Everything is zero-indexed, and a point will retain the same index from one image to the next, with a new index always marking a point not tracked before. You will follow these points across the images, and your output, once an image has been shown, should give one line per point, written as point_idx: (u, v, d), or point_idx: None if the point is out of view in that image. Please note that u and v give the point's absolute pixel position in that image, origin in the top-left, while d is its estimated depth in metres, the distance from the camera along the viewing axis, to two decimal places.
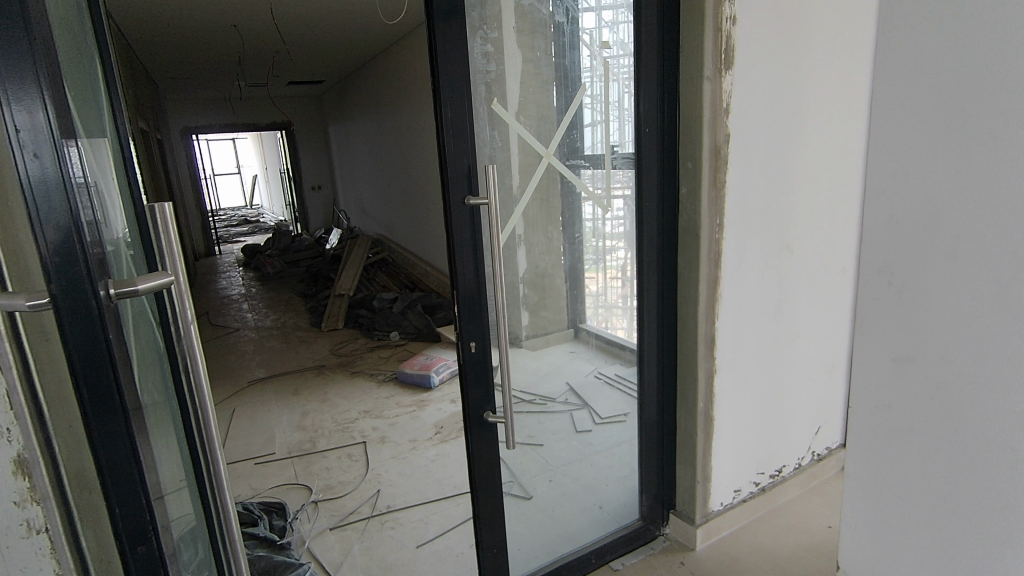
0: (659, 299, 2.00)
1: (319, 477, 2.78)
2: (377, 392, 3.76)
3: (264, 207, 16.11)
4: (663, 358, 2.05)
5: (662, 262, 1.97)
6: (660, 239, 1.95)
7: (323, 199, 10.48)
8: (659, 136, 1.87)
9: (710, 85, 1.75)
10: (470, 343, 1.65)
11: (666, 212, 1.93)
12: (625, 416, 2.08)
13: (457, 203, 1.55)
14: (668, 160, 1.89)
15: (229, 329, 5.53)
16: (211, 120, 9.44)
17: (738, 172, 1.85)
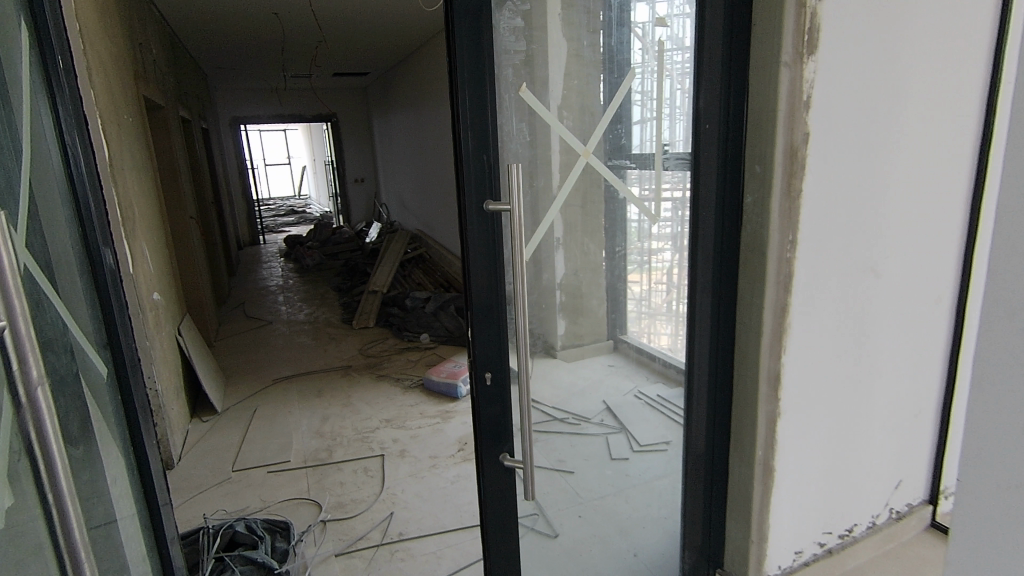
0: (715, 325, 1.68)
1: (331, 493, 2.60)
2: (402, 398, 3.58)
3: (311, 198, 16.33)
4: (718, 392, 1.74)
5: (721, 282, 1.64)
6: (718, 255, 1.62)
7: (365, 192, 10.45)
8: (723, 135, 1.51)
9: (787, 73, 1.38)
10: (485, 374, 1.41)
11: (727, 224, 1.59)
12: (666, 444, 1.83)
13: (474, 210, 1.32)
14: (732, 162, 1.54)
15: (263, 320, 5.47)
16: (259, 111, 9.53)
17: (819, 180, 1.48)
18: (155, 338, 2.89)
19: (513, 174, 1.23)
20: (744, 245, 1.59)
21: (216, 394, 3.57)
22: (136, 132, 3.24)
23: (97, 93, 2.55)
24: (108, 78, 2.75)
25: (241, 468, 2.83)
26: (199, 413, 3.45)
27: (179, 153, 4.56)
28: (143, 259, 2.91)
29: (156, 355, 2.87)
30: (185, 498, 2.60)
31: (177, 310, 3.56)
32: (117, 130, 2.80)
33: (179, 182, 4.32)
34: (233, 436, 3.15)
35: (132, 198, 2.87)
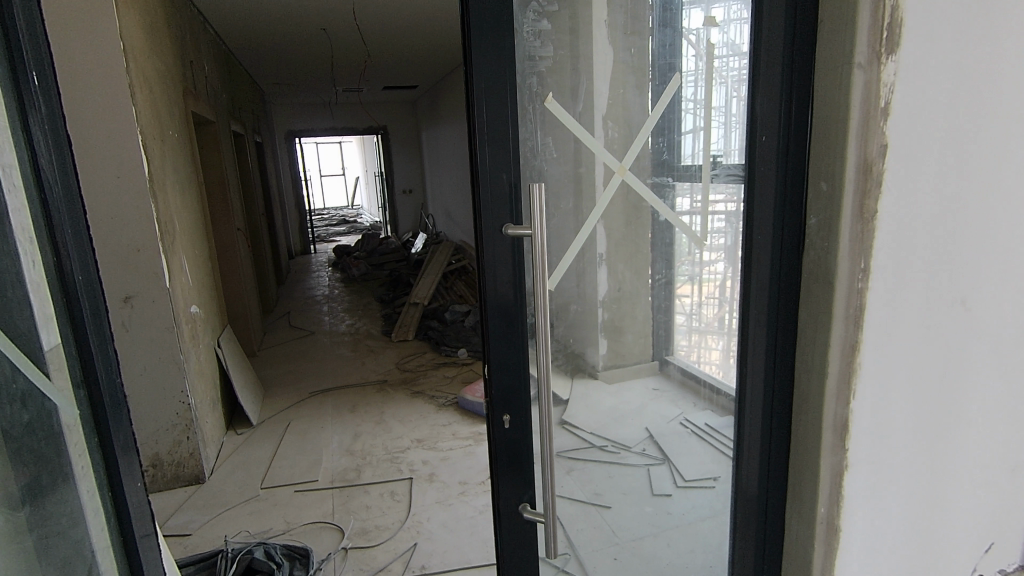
0: (770, 379, 1.34)
1: (356, 517, 2.50)
2: (435, 417, 3.46)
3: (362, 208, 16.68)
4: (774, 461, 1.39)
5: (776, 330, 1.31)
6: (773, 296, 1.29)
7: (413, 203, 10.54)
8: (778, 141, 1.21)
9: (861, 75, 1.07)
10: (503, 417, 1.27)
11: (786, 258, 1.26)
12: (715, 482, 1.53)
13: (491, 234, 1.20)
14: (791, 179, 1.22)
15: (306, 331, 5.52)
16: (313, 124, 9.79)
17: (898, 197, 1.12)
18: (191, 351, 2.90)
19: (534, 195, 1.10)
20: (809, 279, 1.25)
21: (252, 407, 3.57)
22: (183, 148, 3.29)
23: (141, 111, 2.59)
24: (154, 96, 2.80)
25: (269, 486, 2.79)
26: (235, 425, 3.45)
27: (229, 167, 4.66)
28: (182, 273, 2.93)
29: (191, 367, 2.88)
30: (212, 515, 2.57)
31: (218, 322, 3.60)
32: (161, 146, 2.84)
33: (228, 195, 4.41)
34: (264, 451, 3.13)
35: (173, 213, 2.90)
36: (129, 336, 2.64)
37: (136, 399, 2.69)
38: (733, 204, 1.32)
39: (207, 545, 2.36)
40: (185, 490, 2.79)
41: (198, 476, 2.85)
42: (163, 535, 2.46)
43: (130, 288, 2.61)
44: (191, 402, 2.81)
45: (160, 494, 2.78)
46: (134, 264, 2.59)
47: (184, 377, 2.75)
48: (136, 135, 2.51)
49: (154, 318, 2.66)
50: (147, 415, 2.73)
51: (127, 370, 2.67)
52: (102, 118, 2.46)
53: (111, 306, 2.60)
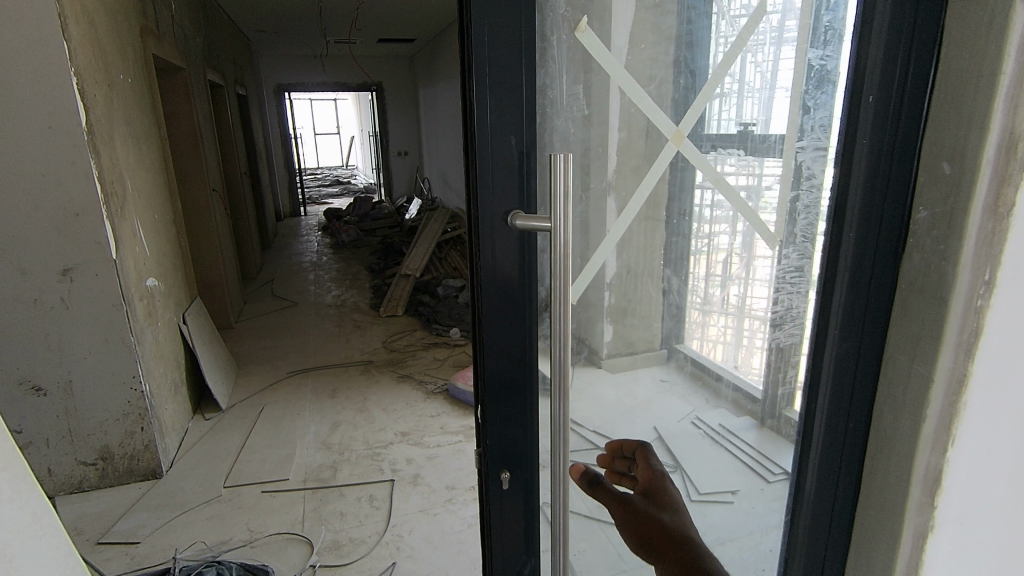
0: (823, 499, 0.73)
1: (327, 528, 2.22)
2: (423, 407, 3.16)
3: (357, 169, 16.09)
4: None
5: (844, 430, 0.69)
6: (843, 372, 0.67)
7: (409, 165, 10.04)
8: (871, 74, 0.59)
9: None
10: (501, 474, 0.97)
11: (875, 306, 0.63)
12: (733, 496, 0.92)
13: (488, 227, 0.84)
14: (885, 147, 0.59)
15: (289, 301, 5.17)
16: (304, 78, 9.22)
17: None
18: (147, 331, 2.56)
19: (553, 168, 0.71)
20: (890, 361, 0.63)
21: (221, 389, 3.26)
22: (138, 96, 2.87)
23: (77, 49, 2.18)
24: (97, 33, 2.38)
25: (233, 485, 2.49)
26: (202, 409, 3.14)
27: (203, 121, 4.23)
28: (135, 241, 2.57)
29: (147, 350, 2.55)
30: (166, 519, 2.29)
31: (185, 296, 3.25)
32: (106, 93, 2.44)
33: (201, 152, 4.00)
34: (232, 441, 2.83)
35: (122, 172, 2.51)
36: (70, 314, 2.30)
37: (81, 385, 2.37)
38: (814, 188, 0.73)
39: (157, 558, 2.08)
40: (140, 487, 2.50)
41: (154, 471, 2.55)
42: (105, 541, 2.18)
43: (68, 259, 2.25)
44: (146, 389, 2.49)
45: (112, 490, 2.49)
46: (73, 233, 2.23)
47: (137, 362, 2.42)
48: (71, 79, 2.12)
49: (99, 295, 2.31)
50: (94, 403, 2.41)
51: (70, 354, 2.34)
52: (26, 58, 2.06)
53: (48, 279, 2.25)
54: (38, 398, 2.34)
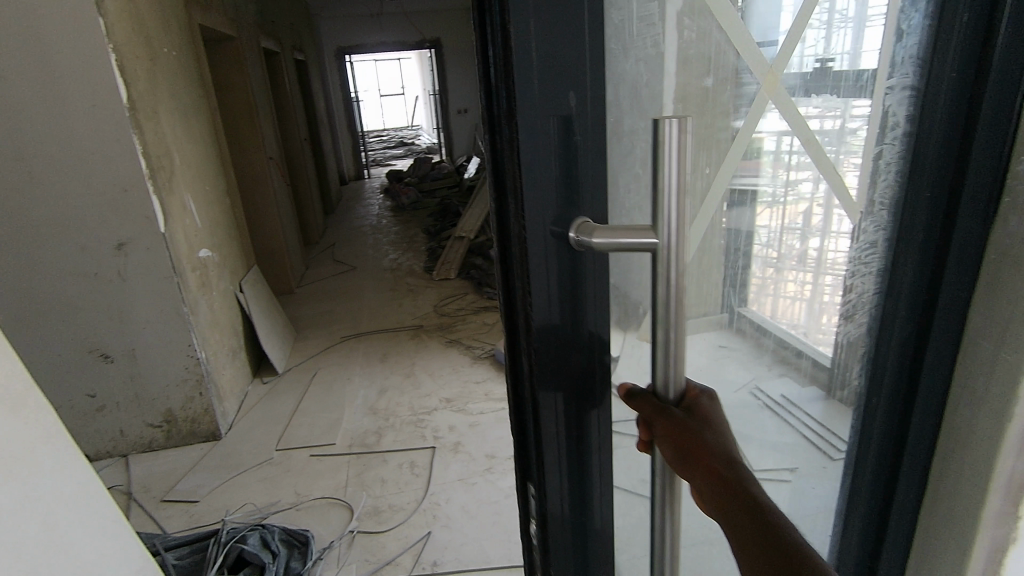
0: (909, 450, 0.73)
1: (369, 493, 2.26)
2: (469, 373, 3.13)
3: (421, 129, 16.02)
4: (894, 524, 0.77)
5: (925, 389, 0.69)
6: (922, 330, 0.69)
7: (469, 124, 9.84)
8: (951, 51, 0.59)
9: None
10: None
11: (961, 272, 0.63)
12: (790, 474, 0.83)
13: (541, 250, 0.50)
14: (954, 114, 0.60)
15: (348, 266, 5.25)
16: (362, 38, 9.13)
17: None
18: (201, 301, 2.66)
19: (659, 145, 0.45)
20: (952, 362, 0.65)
21: (279, 353, 3.38)
22: (183, 69, 2.90)
23: (114, 24, 2.19)
24: (135, 7, 2.40)
25: (285, 448, 2.59)
26: (261, 372, 3.28)
27: (257, 89, 4.30)
28: (186, 214, 2.64)
29: (202, 319, 2.65)
30: (223, 479, 2.41)
31: (240, 264, 3.36)
32: (148, 67, 2.47)
33: (256, 122, 4.07)
34: (286, 405, 2.93)
35: (169, 146, 2.57)
36: (128, 287, 2.41)
37: (143, 352, 2.51)
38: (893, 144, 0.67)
39: (213, 517, 2.21)
40: (202, 447, 2.65)
41: (214, 432, 2.69)
42: (168, 499, 2.33)
43: (122, 234, 2.34)
44: (202, 356, 2.60)
45: (178, 449, 2.66)
46: (124, 208, 2.32)
47: (191, 330, 2.52)
48: (108, 57, 2.16)
49: (152, 267, 2.41)
50: (155, 370, 2.55)
51: (131, 323, 2.46)
52: (66, 39, 2.11)
53: (105, 254, 2.36)
54: (106, 364, 2.50)
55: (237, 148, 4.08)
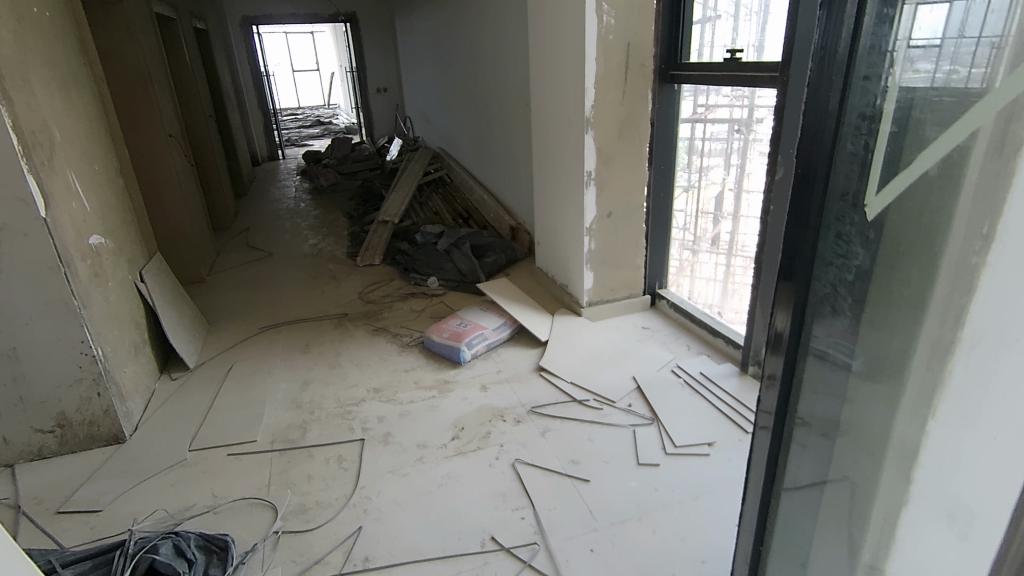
0: (811, 380, 0.88)
1: (295, 491, 2.17)
2: (396, 361, 3.06)
3: (339, 108, 15.31)
4: (807, 442, 0.94)
5: (794, 310, 0.83)
6: (796, 262, 0.81)
7: (389, 103, 9.51)
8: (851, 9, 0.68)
9: (843, 174, 0.75)
10: None
11: (794, 208, 0.79)
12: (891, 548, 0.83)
13: None
14: (830, 68, 0.71)
15: (264, 252, 4.96)
16: (271, 8, 8.55)
17: (826, 296, 0.82)
18: (94, 292, 2.41)
19: None
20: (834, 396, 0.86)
21: (188, 347, 3.14)
22: (59, 33, 2.59)
23: None
24: None
25: (200, 447, 2.42)
26: (169, 368, 3.04)
27: (150, 57, 3.91)
28: (71, 195, 2.38)
29: (96, 312, 2.41)
30: (129, 486, 2.22)
31: (140, 252, 3.08)
32: (15, 29, 2.18)
33: (150, 95, 3.73)
34: (199, 402, 2.74)
35: (46, 119, 2.30)
36: (4, 278, 2.14)
37: (27, 351, 2.25)
38: (857, 113, 0.72)
39: (119, 527, 2.03)
40: (103, 453, 2.43)
41: (117, 436, 2.47)
42: (65, 511, 2.12)
43: None
44: (98, 353, 2.37)
45: (74, 456, 2.42)
46: None
47: (83, 325, 2.29)
48: None
49: (34, 256, 2.15)
50: (43, 370, 2.29)
51: (11, 319, 2.20)
52: None
53: None
54: None
55: (130, 124, 3.73)
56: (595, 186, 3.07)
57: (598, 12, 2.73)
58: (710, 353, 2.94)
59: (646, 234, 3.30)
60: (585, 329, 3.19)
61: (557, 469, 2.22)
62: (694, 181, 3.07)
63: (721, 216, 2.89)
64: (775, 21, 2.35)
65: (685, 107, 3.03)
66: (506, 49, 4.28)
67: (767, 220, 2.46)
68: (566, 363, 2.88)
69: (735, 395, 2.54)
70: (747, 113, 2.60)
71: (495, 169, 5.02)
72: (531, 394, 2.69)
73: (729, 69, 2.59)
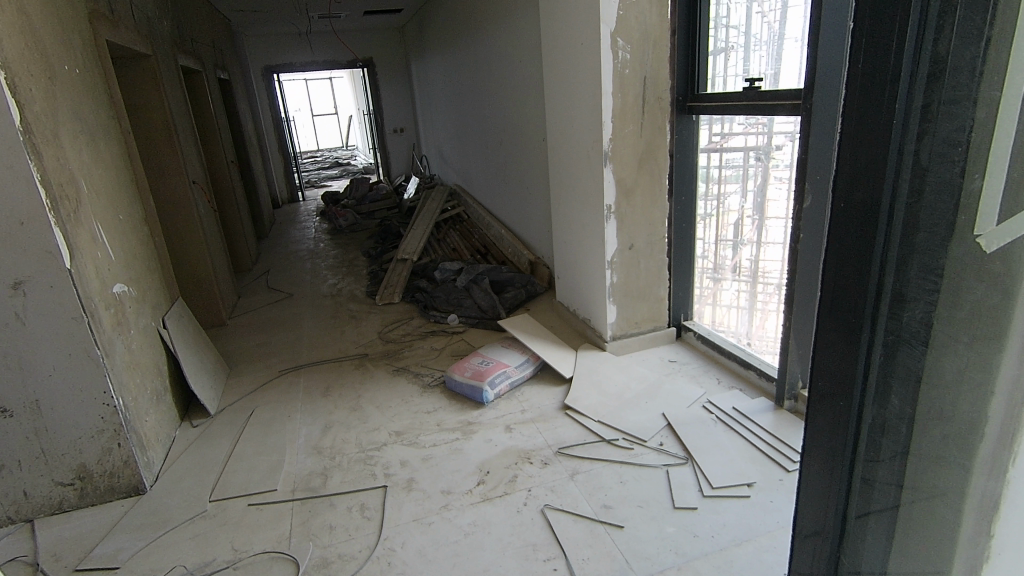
0: (888, 428, 0.76)
1: (316, 543, 2.09)
2: (418, 402, 2.99)
3: (356, 150, 15.65)
4: (877, 500, 0.80)
5: (856, 352, 0.73)
6: (856, 301, 0.72)
7: (405, 143, 9.70)
8: (904, 26, 0.61)
9: (926, 199, 0.65)
10: None
11: (849, 238, 0.70)
12: None
13: None
14: (875, 90, 0.64)
15: (284, 293, 4.98)
16: (292, 57, 8.85)
17: (907, 331, 0.71)
18: (117, 341, 2.41)
19: None
20: (916, 447, 0.74)
21: (209, 393, 3.12)
22: (88, 89, 2.66)
23: (1, 39, 1.96)
24: (28, 21, 2.17)
25: (220, 498, 2.37)
26: (190, 415, 3.01)
27: (175, 107, 4.02)
28: (95, 245, 2.39)
29: (119, 361, 2.40)
30: (148, 540, 2.17)
31: (162, 298, 3.09)
32: (46, 86, 2.24)
33: (174, 144, 3.81)
34: (218, 450, 2.69)
35: (74, 172, 2.34)
36: (29, 331, 2.15)
37: (51, 403, 2.24)
38: (919, 135, 0.63)
39: None
40: (123, 505, 2.38)
41: (137, 487, 2.43)
42: (84, 567, 2.07)
43: (19, 271, 2.09)
44: (120, 403, 2.35)
45: (95, 508, 2.38)
46: (21, 242, 2.07)
47: (106, 375, 2.27)
48: None
49: (56, 307, 2.15)
50: (65, 421, 2.27)
51: (33, 371, 2.19)
52: None
53: None
54: (5, 419, 2.21)
55: (154, 172, 3.81)
56: (615, 218, 3.02)
57: (613, 46, 2.74)
58: (742, 387, 2.82)
59: (668, 265, 3.24)
60: (610, 365, 3.10)
61: (588, 514, 2.11)
62: (712, 208, 3.01)
63: (741, 242, 2.81)
64: (792, 49, 2.33)
65: (702, 136, 3.00)
66: (520, 86, 4.33)
67: (796, 249, 2.38)
68: (592, 401, 2.78)
69: (771, 430, 2.42)
70: (766, 139, 2.54)
71: (512, 205, 5.02)
72: (558, 435, 2.59)
73: (747, 97, 2.55)
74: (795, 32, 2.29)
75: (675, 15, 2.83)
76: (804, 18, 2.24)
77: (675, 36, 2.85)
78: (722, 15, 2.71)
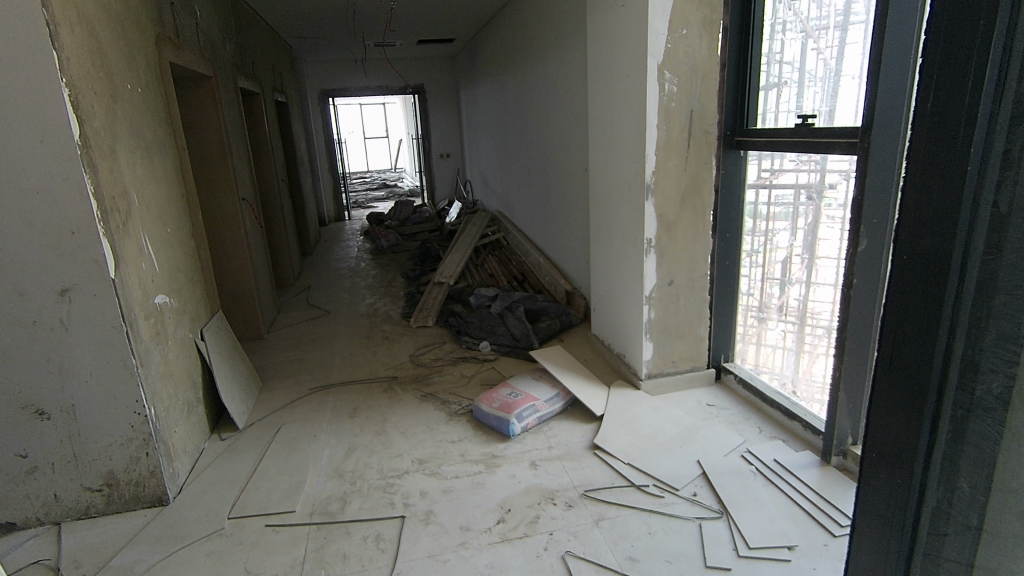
0: (952, 522, 0.65)
1: (328, 572, 2.04)
2: (443, 430, 2.93)
3: (404, 173, 16.01)
4: None
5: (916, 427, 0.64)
6: (917, 368, 0.63)
7: (451, 168, 9.85)
8: (983, 63, 0.53)
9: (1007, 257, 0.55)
10: None
11: (911, 295, 0.62)
12: None
13: None
14: (944, 134, 0.57)
15: (322, 311, 5.05)
16: (347, 82, 9.18)
17: (980, 410, 0.60)
18: (154, 351, 2.45)
19: None
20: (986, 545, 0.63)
21: (240, 406, 3.15)
22: (148, 107, 2.79)
23: (68, 59, 2.07)
24: (96, 43, 2.29)
25: (238, 516, 2.35)
26: (220, 428, 3.04)
27: (231, 127, 4.19)
28: (141, 256, 2.47)
29: (153, 372, 2.43)
30: (164, 554, 2.16)
31: (202, 310, 3.16)
32: (107, 103, 2.34)
33: (227, 162, 3.95)
34: (242, 466, 2.69)
35: (127, 186, 2.43)
36: (71, 337, 2.21)
37: (86, 409, 2.29)
38: (998, 185, 0.54)
39: None
40: (145, 515, 2.39)
41: (161, 497, 2.44)
42: None
43: (66, 279, 2.16)
44: (151, 413, 2.38)
45: (119, 516, 2.40)
46: (70, 251, 2.14)
47: (139, 385, 2.31)
48: (62, 93, 2.02)
49: (98, 315, 2.21)
50: (97, 427, 2.31)
51: (72, 377, 2.25)
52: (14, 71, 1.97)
53: (46, 300, 2.17)
54: (42, 422, 2.26)
55: (207, 188, 3.95)
56: (655, 252, 2.93)
57: (659, 79, 2.69)
58: (786, 438, 2.64)
59: (710, 303, 3.10)
60: (644, 405, 2.97)
61: (611, 566, 1.99)
62: (759, 245, 2.88)
63: (788, 281, 2.67)
64: (848, 85, 2.23)
65: (750, 171, 2.89)
66: (565, 116, 4.32)
67: (849, 294, 2.23)
68: (623, 443, 2.66)
69: (816, 489, 2.25)
70: (818, 177, 2.43)
71: (552, 233, 4.98)
72: (585, 476, 2.48)
73: (799, 134, 2.45)
74: (852, 69, 2.21)
75: (725, 49, 2.76)
76: (862, 54, 2.15)
77: (725, 69, 2.78)
78: (775, 50, 2.63)
